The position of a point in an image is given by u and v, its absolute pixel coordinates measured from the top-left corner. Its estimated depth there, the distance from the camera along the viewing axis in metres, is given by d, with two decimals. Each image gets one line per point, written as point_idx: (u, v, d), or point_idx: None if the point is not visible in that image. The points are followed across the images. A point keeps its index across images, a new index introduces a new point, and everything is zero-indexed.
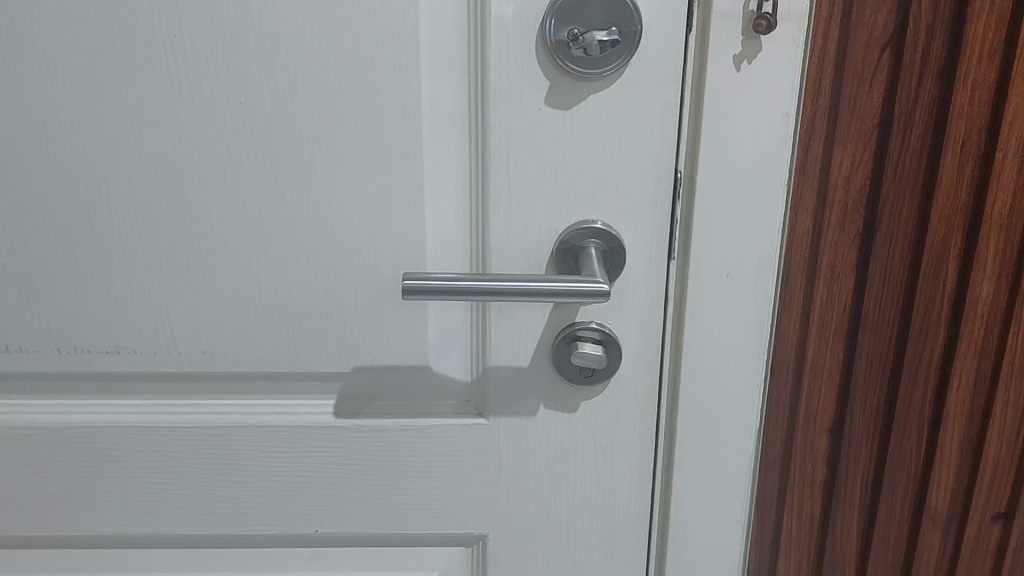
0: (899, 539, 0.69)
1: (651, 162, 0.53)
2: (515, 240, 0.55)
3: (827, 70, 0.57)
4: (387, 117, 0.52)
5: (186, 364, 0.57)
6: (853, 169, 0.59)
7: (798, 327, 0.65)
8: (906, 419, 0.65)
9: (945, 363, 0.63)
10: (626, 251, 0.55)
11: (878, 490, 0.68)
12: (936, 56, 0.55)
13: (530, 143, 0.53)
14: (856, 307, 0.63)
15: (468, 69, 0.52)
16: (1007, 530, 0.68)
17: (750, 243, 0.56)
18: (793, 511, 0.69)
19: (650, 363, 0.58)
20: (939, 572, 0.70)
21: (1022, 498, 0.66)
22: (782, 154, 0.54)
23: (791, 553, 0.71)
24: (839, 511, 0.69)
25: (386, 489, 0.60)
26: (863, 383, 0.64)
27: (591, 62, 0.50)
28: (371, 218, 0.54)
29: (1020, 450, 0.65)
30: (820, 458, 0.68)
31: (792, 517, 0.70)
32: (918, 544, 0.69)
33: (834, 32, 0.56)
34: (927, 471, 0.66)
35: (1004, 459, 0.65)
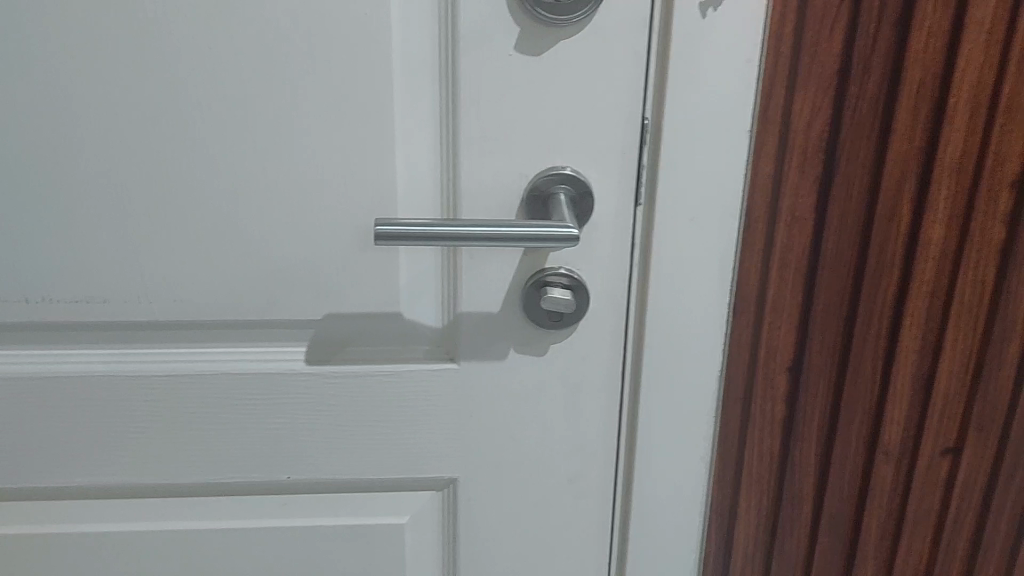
0: (854, 475, 0.71)
1: (619, 108, 0.55)
2: (486, 185, 0.56)
3: (789, 14, 0.57)
4: (359, 62, 0.52)
5: (158, 313, 0.57)
6: (814, 114, 0.60)
7: (757, 274, 0.65)
8: (862, 360, 0.67)
9: (898, 304, 0.65)
10: (594, 198, 0.57)
11: (834, 428, 0.70)
12: (893, 2, 0.57)
13: (501, 88, 0.54)
14: (814, 249, 0.64)
15: (439, 15, 0.52)
16: (954, 467, 0.70)
17: (716, 190, 0.57)
18: (752, 450, 0.71)
19: (617, 306, 0.59)
20: (891, 507, 0.72)
21: (969, 436, 0.68)
22: (746, 102, 0.55)
23: (750, 491, 0.72)
24: (796, 451, 0.71)
25: (359, 435, 0.61)
26: (821, 324, 0.66)
27: (561, 10, 0.51)
28: (343, 165, 0.54)
29: (969, 390, 0.67)
30: (779, 401, 0.69)
31: (752, 456, 0.71)
32: (871, 480, 0.71)
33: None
34: (880, 409, 0.69)
35: (954, 399, 0.67)
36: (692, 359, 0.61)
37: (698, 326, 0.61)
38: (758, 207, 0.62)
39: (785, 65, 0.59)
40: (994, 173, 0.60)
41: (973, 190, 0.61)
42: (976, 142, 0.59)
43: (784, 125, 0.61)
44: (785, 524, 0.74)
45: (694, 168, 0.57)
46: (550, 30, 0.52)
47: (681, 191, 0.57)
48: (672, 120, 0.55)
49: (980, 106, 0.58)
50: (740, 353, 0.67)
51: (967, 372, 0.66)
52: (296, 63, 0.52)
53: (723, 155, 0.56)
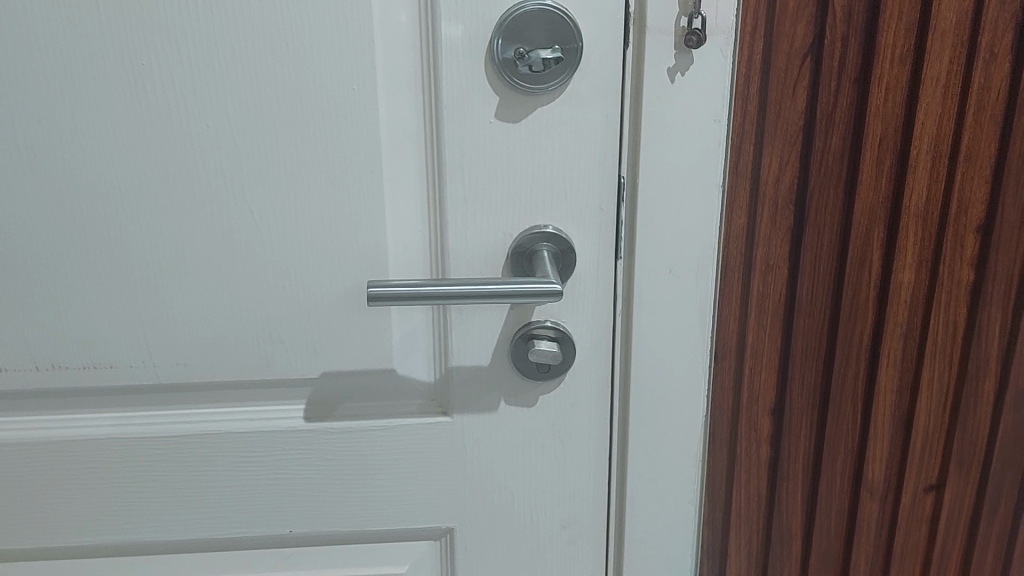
0: (841, 512, 0.74)
1: (595, 168, 0.58)
2: (472, 245, 0.59)
3: (751, 77, 0.62)
4: (348, 134, 0.55)
5: (162, 376, 0.59)
6: (783, 169, 0.63)
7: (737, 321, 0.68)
8: (842, 401, 0.69)
9: (874, 346, 0.68)
10: (576, 253, 0.59)
11: (819, 469, 0.72)
12: (851, 64, 0.60)
13: (483, 154, 0.57)
14: (790, 298, 0.67)
15: (421, 88, 0.56)
16: (938, 499, 0.74)
17: (692, 242, 0.60)
18: (739, 493, 0.72)
19: (602, 356, 0.62)
20: (879, 543, 0.75)
21: (950, 469, 0.72)
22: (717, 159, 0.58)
23: (741, 531, 0.74)
24: (784, 493, 0.73)
25: (357, 487, 0.63)
26: (800, 368, 0.68)
27: (539, 79, 0.55)
28: (336, 230, 0.57)
29: (947, 425, 0.71)
30: (764, 447, 0.71)
31: (740, 499, 0.73)
32: (858, 517, 0.74)
33: (757, 44, 0.61)
34: (864, 449, 0.72)
35: (933, 433, 0.71)
36: (676, 403, 0.64)
37: (682, 373, 0.63)
38: (734, 257, 0.66)
39: (752, 125, 0.63)
40: (958, 221, 0.64)
41: (939, 236, 0.65)
42: (939, 189, 0.63)
43: (754, 180, 0.64)
44: (776, 565, 0.75)
45: (670, 222, 0.59)
46: (529, 98, 0.56)
47: (658, 244, 0.60)
48: (647, 179, 0.58)
49: (941, 155, 0.62)
50: (723, 398, 0.70)
51: (945, 408, 0.70)
52: (290, 137, 0.55)
53: (698, 209, 0.59)
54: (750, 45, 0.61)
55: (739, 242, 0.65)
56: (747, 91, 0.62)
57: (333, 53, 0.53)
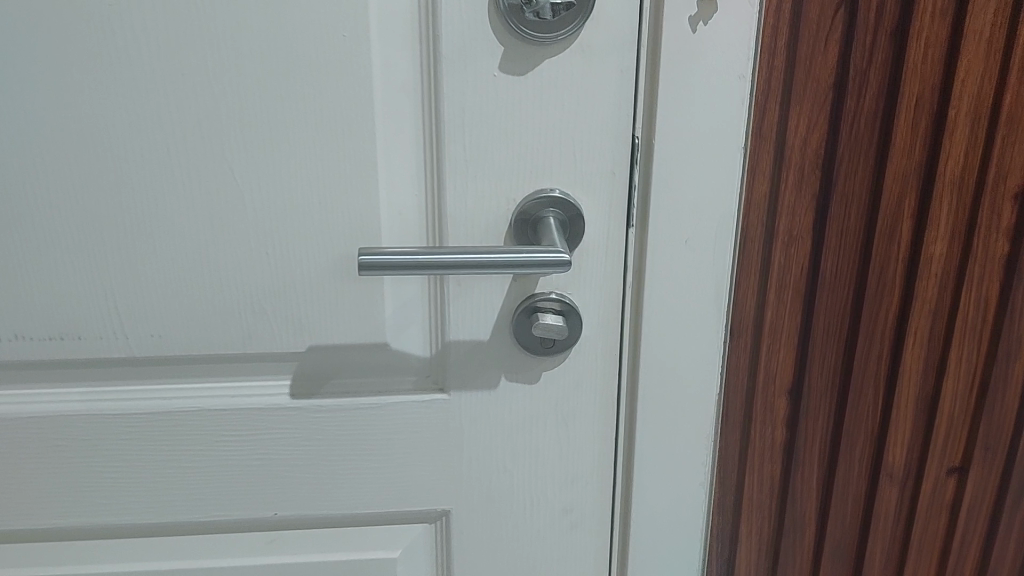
0: (858, 496, 0.71)
1: (608, 127, 0.53)
2: (473, 211, 0.54)
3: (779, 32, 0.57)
4: (338, 87, 0.50)
5: (136, 349, 0.55)
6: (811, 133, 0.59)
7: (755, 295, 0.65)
8: (863, 380, 0.66)
9: (900, 322, 0.64)
10: (585, 220, 0.55)
11: (836, 450, 0.69)
12: (889, 18, 0.55)
13: (487, 112, 0.52)
14: (813, 268, 0.63)
15: (419, 39, 0.51)
16: (961, 482, 0.71)
17: (709, 211, 0.56)
18: (753, 477, 0.69)
19: (610, 333, 0.58)
20: (897, 528, 0.72)
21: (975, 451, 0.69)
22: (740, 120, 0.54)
23: (753, 515, 0.70)
24: (798, 477, 0.70)
25: (346, 469, 0.59)
26: (820, 348, 0.65)
27: (549, 28, 0.50)
28: (324, 192, 0.53)
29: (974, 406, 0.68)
30: (779, 429, 0.68)
31: (753, 482, 0.69)
32: (876, 502, 0.71)
33: None
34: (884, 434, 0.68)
35: (959, 414, 0.68)
36: (688, 381, 0.60)
37: (694, 350, 0.59)
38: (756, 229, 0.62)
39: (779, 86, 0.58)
40: (996, 189, 0.60)
41: (974, 206, 0.61)
42: (976, 158, 0.59)
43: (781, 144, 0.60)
44: (787, 551, 0.72)
45: (687, 188, 0.55)
46: (537, 48, 0.51)
47: (675, 212, 0.56)
48: (663, 142, 0.54)
49: (980, 121, 0.58)
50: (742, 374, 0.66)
51: (973, 388, 0.67)
52: (275, 91, 0.50)
53: (718, 173, 0.55)
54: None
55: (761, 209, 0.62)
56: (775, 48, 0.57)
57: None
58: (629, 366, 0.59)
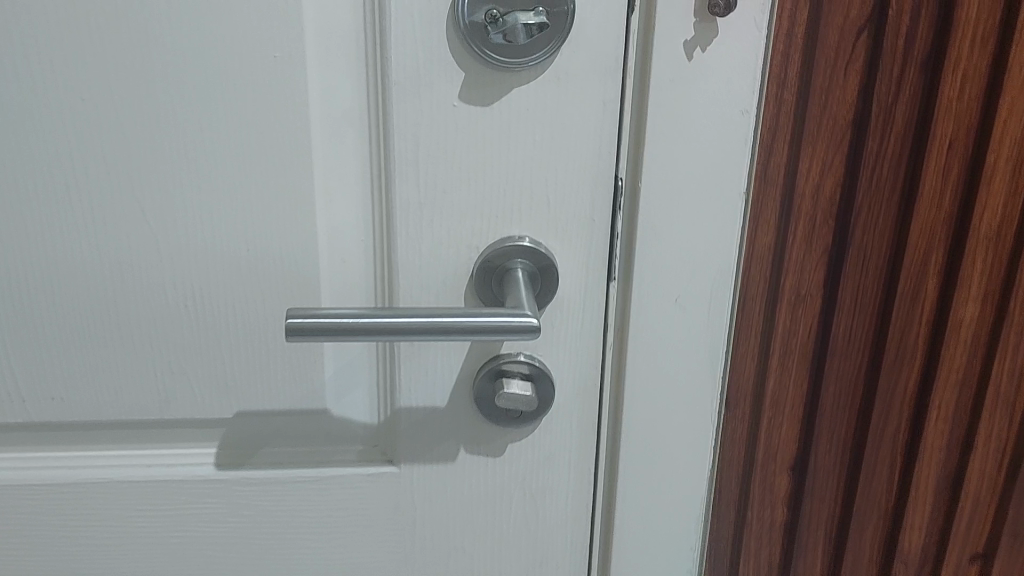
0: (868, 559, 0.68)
1: (589, 167, 0.45)
2: (428, 261, 0.47)
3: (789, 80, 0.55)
4: (268, 116, 0.43)
5: (33, 415, 0.47)
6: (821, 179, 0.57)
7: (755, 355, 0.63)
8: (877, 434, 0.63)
9: (926, 370, 0.62)
10: (559, 273, 0.47)
11: (848, 508, 0.66)
12: (918, 55, 0.52)
13: (445, 147, 0.44)
14: (826, 317, 0.61)
15: (365, 60, 0.43)
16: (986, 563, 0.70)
17: (703, 264, 0.48)
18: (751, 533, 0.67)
19: (587, 400, 0.50)
20: None
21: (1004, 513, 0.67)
22: (741, 161, 0.46)
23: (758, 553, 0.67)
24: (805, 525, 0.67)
25: (282, 547, 0.52)
26: (829, 407, 0.62)
27: (518, 52, 0.42)
28: (254, 237, 0.45)
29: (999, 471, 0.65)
30: (782, 476, 0.66)
31: (751, 538, 0.67)
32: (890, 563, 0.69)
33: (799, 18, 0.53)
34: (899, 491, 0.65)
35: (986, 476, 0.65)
36: (678, 455, 0.52)
37: (684, 421, 0.52)
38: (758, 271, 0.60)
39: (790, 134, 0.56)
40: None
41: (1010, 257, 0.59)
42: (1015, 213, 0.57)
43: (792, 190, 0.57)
44: None
45: (677, 237, 0.48)
46: (504, 75, 0.43)
47: (663, 264, 0.48)
48: (651, 184, 0.46)
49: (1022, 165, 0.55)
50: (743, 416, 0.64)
51: (1004, 458, 0.64)
52: (192, 120, 0.42)
53: (716, 222, 0.47)
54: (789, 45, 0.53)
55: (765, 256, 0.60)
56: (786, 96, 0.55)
57: (248, 11, 0.41)
58: (609, 437, 0.52)
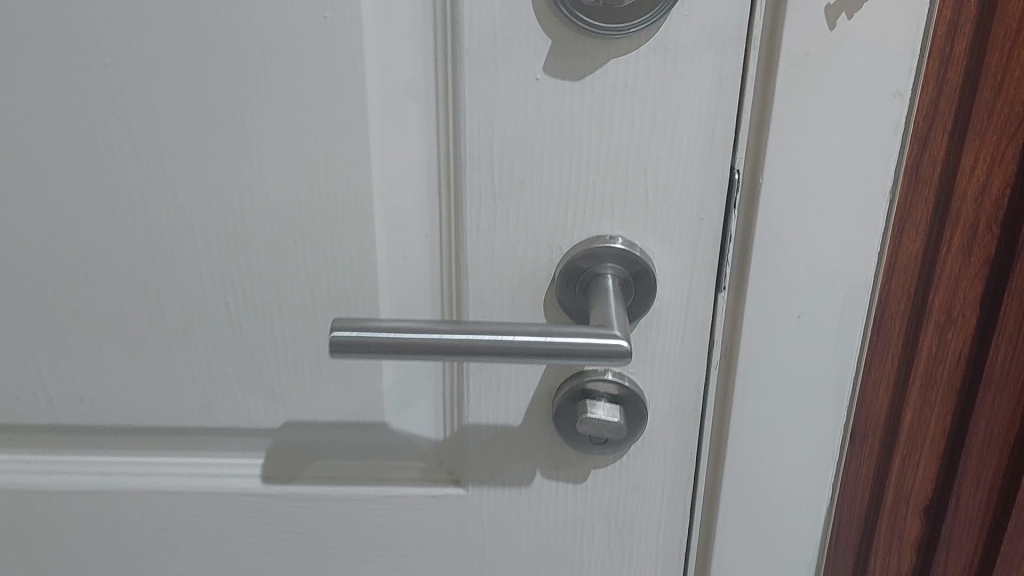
0: None
1: (698, 155, 0.38)
2: (503, 261, 0.40)
3: (947, 105, 0.41)
4: (320, 91, 0.37)
5: (63, 415, 0.43)
6: (959, 227, 0.44)
7: (885, 413, 0.48)
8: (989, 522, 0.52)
9: None
10: (656, 279, 0.40)
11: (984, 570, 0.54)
12: None
13: (525, 131, 0.38)
14: (974, 362, 0.48)
15: (433, 24, 0.36)
16: None
17: (834, 276, 0.40)
18: None
19: (684, 424, 0.43)
20: None
21: None
22: (890, 152, 0.38)
23: None
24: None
25: (334, 569, 0.46)
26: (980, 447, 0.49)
27: (621, 15, 0.35)
28: (303, 229, 0.39)
29: None
30: (911, 555, 0.52)
31: None
32: None
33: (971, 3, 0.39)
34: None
35: None
36: (790, 492, 0.45)
37: (800, 456, 0.44)
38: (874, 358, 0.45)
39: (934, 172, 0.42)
40: None
41: None
42: None
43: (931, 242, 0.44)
44: None
45: (804, 243, 0.40)
46: (604, 42, 0.36)
47: (788, 275, 0.40)
48: (774, 178, 0.38)
49: None
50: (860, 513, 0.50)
51: None
52: (231, 94, 0.37)
53: (853, 228, 0.39)
54: (942, 69, 0.39)
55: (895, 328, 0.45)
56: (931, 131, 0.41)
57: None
58: (708, 467, 0.45)
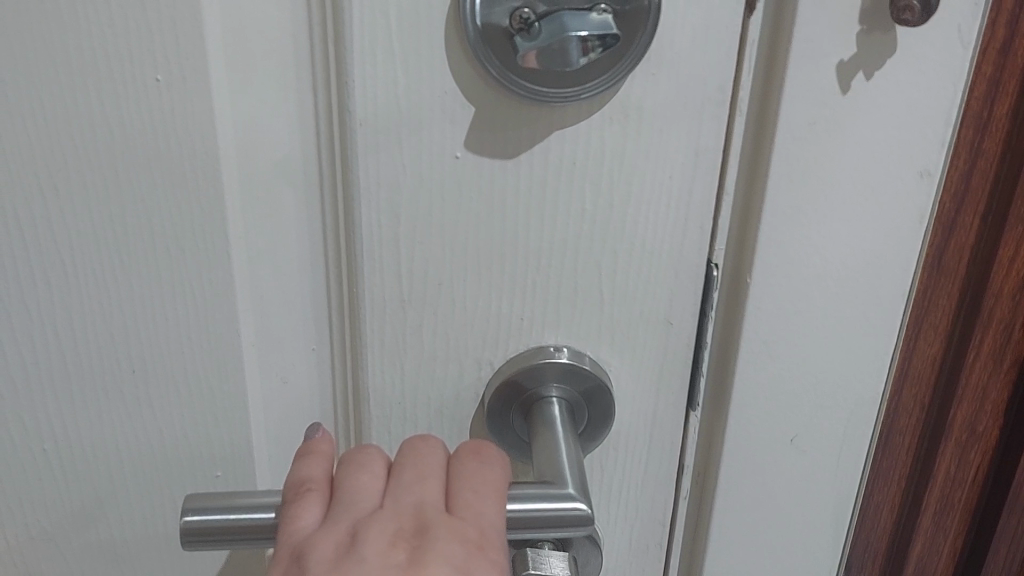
0: None
1: (666, 251, 0.29)
2: (416, 385, 0.31)
3: (982, 189, 0.33)
4: (155, 185, 0.27)
5: None
6: (991, 324, 0.37)
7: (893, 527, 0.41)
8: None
9: None
10: (614, 398, 0.32)
11: None
12: None
13: (442, 224, 0.28)
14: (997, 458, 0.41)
15: (315, 88, 0.27)
16: None
17: (837, 389, 0.33)
18: None
19: (645, 556, 0.35)
20: None
21: None
22: (908, 241, 0.30)
23: None
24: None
25: None
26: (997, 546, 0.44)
27: (562, 75, 0.26)
28: (146, 359, 0.29)
29: None
30: None
31: None
32: None
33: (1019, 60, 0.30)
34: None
35: None
36: None
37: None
38: (876, 480, 0.39)
39: (960, 268, 0.34)
40: None
41: None
42: None
43: (955, 347, 0.37)
44: None
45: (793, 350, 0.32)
46: (534, 107, 0.27)
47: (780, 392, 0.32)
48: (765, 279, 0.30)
49: None
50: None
51: None
52: (32, 192, 0.27)
53: (861, 332, 0.32)
54: (975, 142, 0.31)
55: (906, 443, 0.38)
56: (962, 219, 0.33)
57: (117, 3, 0.24)
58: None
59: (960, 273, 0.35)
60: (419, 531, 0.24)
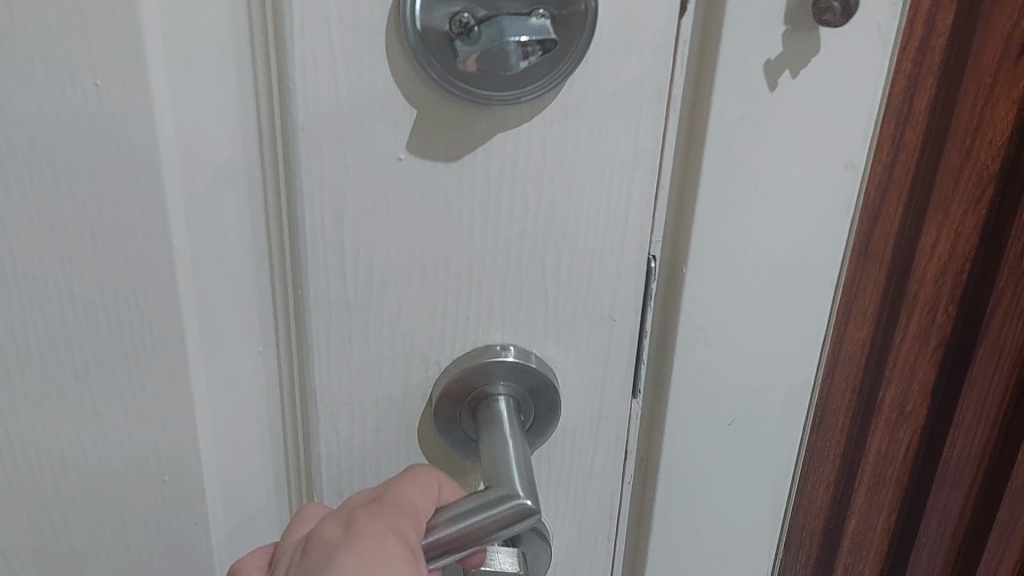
0: None
1: (608, 250, 0.30)
2: (364, 386, 0.31)
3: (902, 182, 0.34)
4: (97, 192, 0.27)
5: None
6: (917, 303, 0.39)
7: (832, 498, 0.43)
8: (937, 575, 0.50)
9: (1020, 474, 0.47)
10: (559, 394, 0.32)
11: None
12: None
13: (386, 227, 0.29)
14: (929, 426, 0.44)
15: (255, 93, 0.27)
16: None
17: (773, 376, 0.34)
18: None
19: (593, 546, 0.36)
20: None
21: None
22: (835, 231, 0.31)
23: None
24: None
25: None
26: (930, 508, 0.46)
27: (502, 78, 0.26)
28: (89, 370, 0.29)
29: None
30: None
31: None
32: None
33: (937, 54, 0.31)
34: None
35: None
36: None
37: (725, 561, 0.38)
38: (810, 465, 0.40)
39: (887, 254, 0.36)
40: None
41: None
42: None
43: (885, 328, 0.39)
44: None
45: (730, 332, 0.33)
46: (474, 110, 0.27)
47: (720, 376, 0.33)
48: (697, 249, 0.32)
49: None
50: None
51: None
52: None
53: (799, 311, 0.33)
54: (897, 135, 0.32)
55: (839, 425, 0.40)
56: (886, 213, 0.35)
57: (54, 11, 0.24)
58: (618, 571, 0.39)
59: (887, 259, 0.37)
60: (348, 532, 0.27)
